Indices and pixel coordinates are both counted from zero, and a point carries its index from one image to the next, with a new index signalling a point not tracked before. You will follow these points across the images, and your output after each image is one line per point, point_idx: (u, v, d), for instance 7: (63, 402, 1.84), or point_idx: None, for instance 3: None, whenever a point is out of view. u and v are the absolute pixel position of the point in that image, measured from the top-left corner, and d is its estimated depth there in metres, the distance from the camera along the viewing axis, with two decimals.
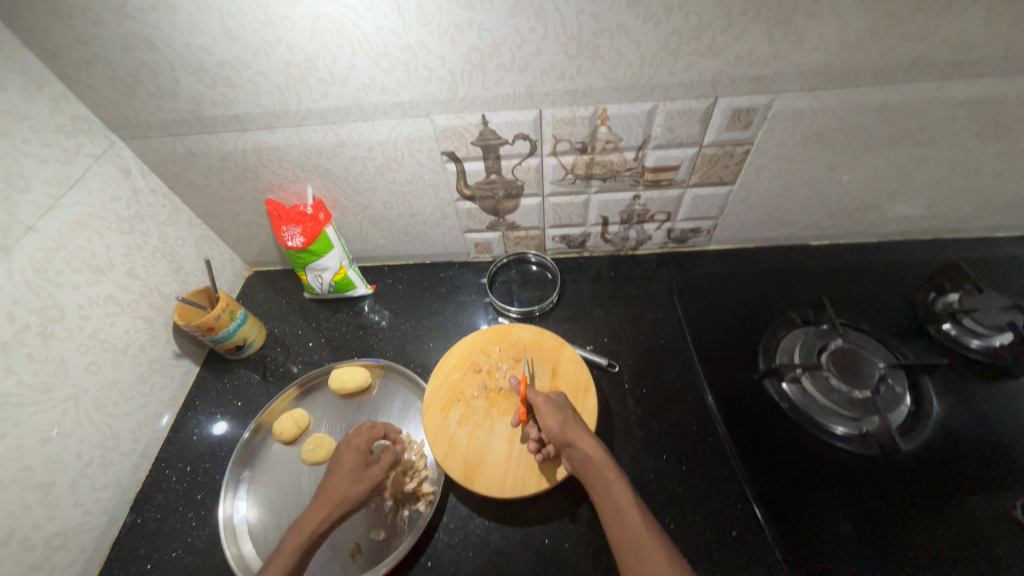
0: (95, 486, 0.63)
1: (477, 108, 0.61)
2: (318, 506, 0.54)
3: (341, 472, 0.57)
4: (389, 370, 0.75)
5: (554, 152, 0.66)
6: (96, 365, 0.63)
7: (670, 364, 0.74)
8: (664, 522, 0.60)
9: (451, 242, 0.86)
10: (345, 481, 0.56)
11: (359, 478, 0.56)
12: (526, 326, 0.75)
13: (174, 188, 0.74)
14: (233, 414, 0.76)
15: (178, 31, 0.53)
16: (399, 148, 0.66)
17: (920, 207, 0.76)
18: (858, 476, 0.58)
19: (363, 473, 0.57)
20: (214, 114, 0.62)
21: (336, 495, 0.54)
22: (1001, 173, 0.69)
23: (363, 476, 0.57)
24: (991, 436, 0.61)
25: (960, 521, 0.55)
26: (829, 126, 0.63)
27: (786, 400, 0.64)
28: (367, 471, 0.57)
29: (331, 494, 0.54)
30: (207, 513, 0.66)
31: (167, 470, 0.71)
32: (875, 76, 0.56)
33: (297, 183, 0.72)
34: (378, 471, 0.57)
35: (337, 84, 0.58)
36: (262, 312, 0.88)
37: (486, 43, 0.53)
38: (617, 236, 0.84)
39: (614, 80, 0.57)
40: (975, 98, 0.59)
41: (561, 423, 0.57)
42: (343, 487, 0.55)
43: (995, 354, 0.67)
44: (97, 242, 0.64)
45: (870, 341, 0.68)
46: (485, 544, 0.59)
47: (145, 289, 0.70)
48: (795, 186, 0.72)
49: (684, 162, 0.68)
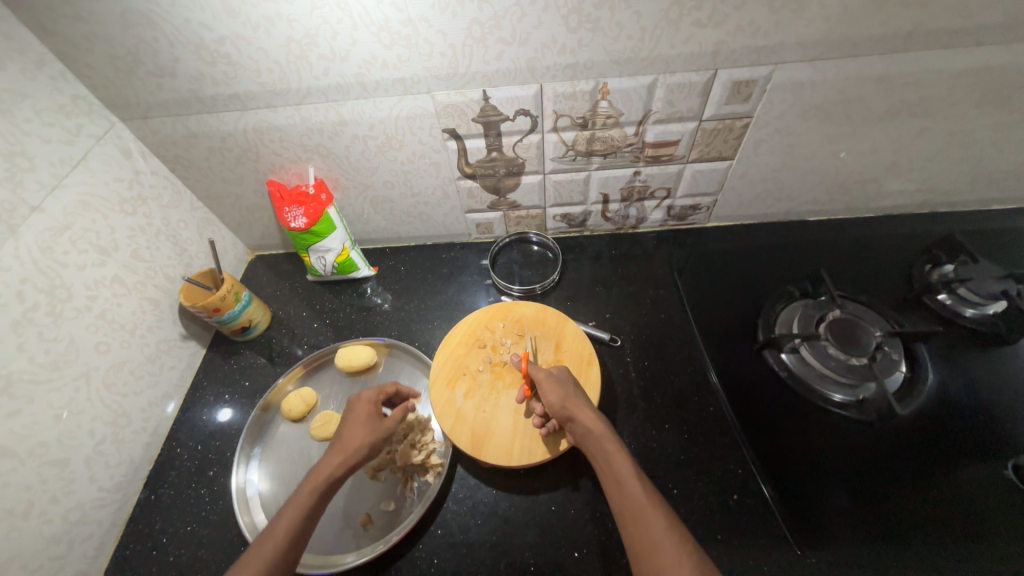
0: (109, 463, 0.64)
1: (478, 83, 0.61)
2: (335, 453, 0.54)
3: (355, 422, 0.58)
4: (394, 349, 0.76)
5: (555, 128, 0.67)
6: (105, 345, 0.64)
7: (671, 338, 0.76)
8: (667, 488, 0.61)
9: (452, 222, 0.86)
10: (360, 430, 0.56)
11: (374, 427, 0.57)
12: (528, 303, 0.76)
13: (175, 171, 0.74)
14: (241, 394, 0.77)
15: (177, 6, 0.53)
16: (401, 126, 0.66)
17: (916, 180, 0.77)
18: (855, 440, 0.60)
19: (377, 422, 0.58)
20: (215, 93, 0.62)
21: (352, 442, 0.55)
22: (997, 144, 0.70)
23: (378, 425, 0.57)
24: (984, 400, 0.63)
25: (953, 480, 0.57)
26: (828, 98, 0.63)
27: (785, 369, 0.65)
28: (381, 421, 0.58)
29: (348, 441, 0.55)
30: (220, 489, 0.67)
31: (179, 448, 0.72)
32: (873, 46, 0.57)
33: (298, 164, 0.72)
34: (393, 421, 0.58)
35: (337, 60, 0.58)
36: (266, 295, 0.88)
37: (487, 17, 0.53)
38: (617, 214, 0.84)
39: (615, 53, 0.57)
40: (972, 68, 0.59)
41: (562, 397, 0.58)
42: (358, 435, 0.56)
43: (987, 323, 0.69)
44: (102, 223, 0.64)
45: (867, 312, 0.70)
46: (493, 511, 0.61)
47: (150, 271, 0.70)
48: (794, 160, 0.73)
49: (684, 137, 0.68)
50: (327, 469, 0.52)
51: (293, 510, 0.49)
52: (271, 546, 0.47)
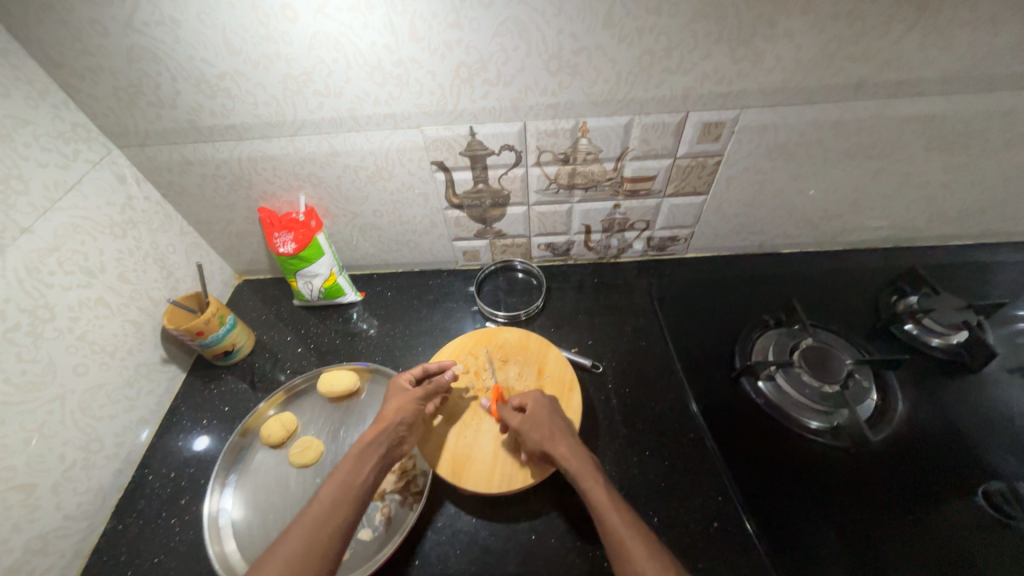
0: (77, 490, 0.62)
1: (466, 120, 0.65)
2: (373, 427, 0.58)
3: (390, 401, 0.62)
4: (378, 374, 0.76)
5: (538, 162, 0.70)
6: (84, 367, 0.63)
7: (651, 364, 0.77)
8: (648, 516, 0.61)
9: (440, 250, 0.88)
10: (392, 405, 0.61)
11: (403, 400, 0.61)
12: (512, 329, 0.77)
13: (168, 196, 0.75)
14: (219, 420, 0.76)
15: (181, 43, 0.56)
16: (391, 158, 0.69)
17: (878, 217, 0.81)
18: (832, 468, 0.61)
19: (405, 395, 0.62)
20: (212, 123, 0.64)
21: (384, 415, 0.59)
22: (949, 184, 0.75)
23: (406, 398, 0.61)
24: (953, 427, 0.64)
25: (929, 507, 0.58)
26: (791, 139, 0.68)
27: (762, 397, 0.67)
28: (409, 393, 0.62)
29: (382, 416, 0.59)
30: (191, 518, 0.65)
31: (151, 476, 0.70)
32: (828, 94, 0.62)
33: (290, 192, 0.75)
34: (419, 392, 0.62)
35: (332, 96, 0.61)
36: (250, 319, 0.88)
37: (474, 60, 0.57)
38: (599, 244, 0.87)
39: (593, 95, 0.62)
40: (919, 115, 0.65)
41: (538, 439, 0.57)
42: (389, 409, 0.60)
43: (952, 352, 0.72)
44: (91, 245, 0.65)
45: (838, 340, 0.72)
46: (473, 541, 0.60)
47: (135, 293, 0.71)
48: (764, 196, 0.77)
49: (660, 173, 0.72)
50: (363, 440, 0.56)
51: (335, 478, 0.53)
52: (318, 508, 0.50)
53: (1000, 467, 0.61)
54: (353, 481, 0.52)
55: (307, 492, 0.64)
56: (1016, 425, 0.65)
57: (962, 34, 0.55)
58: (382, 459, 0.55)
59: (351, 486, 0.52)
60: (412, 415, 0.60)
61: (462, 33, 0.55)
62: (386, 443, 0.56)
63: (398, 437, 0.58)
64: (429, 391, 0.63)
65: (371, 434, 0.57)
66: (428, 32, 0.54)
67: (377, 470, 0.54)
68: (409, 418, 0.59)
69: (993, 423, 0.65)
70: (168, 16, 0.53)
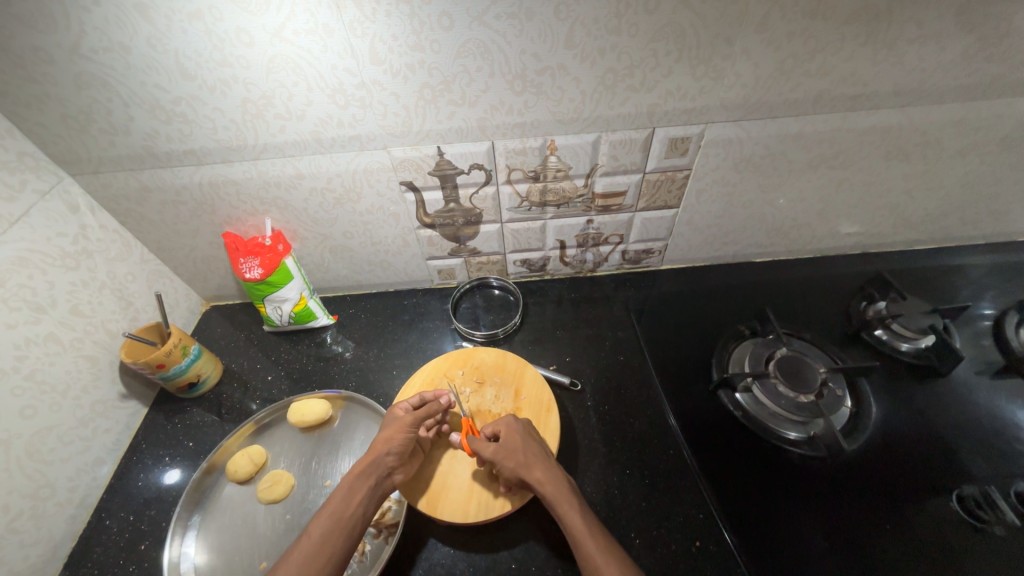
0: (23, 542, 0.58)
1: (433, 139, 0.64)
2: (363, 457, 0.57)
3: (383, 428, 0.60)
4: (351, 401, 0.74)
5: (509, 180, 0.70)
6: (32, 410, 0.60)
7: (630, 379, 0.76)
8: (630, 538, 0.60)
9: (414, 269, 0.87)
10: (382, 433, 0.59)
11: (394, 427, 0.59)
12: (489, 349, 0.76)
13: (126, 224, 0.73)
14: (183, 456, 0.72)
15: (132, 70, 0.54)
16: (359, 179, 0.68)
17: (846, 224, 0.83)
18: (811, 479, 0.61)
19: (396, 422, 0.60)
20: (169, 149, 0.62)
21: (374, 444, 0.58)
22: (910, 191, 0.77)
23: (397, 426, 0.59)
24: (926, 432, 0.65)
25: (904, 515, 0.58)
26: (756, 152, 0.69)
27: (740, 409, 0.67)
28: (400, 418, 0.61)
29: (373, 445, 0.58)
30: (151, 565, 0.62)
31: (108, 520, 0.66)
32: (788, 109, 0.63)
33: (255, 216, 0.73)
34: (410, 419, 0.60)
35: (294, 119, 0.60)
36: (218, 347, 0.85)
37: (437, 81, 0.57)
38: (575, 258, 0.87)
39: (560, 113, 0.62)
40: (876, 126, 0.66)
41: (513, 467, 0.55)
42: (380, 437, 0.59)
43: (922, 356, 0.73)
44: (39, 279, 0.62)
45: (811, 348, 0.73)
46: (450, 573, 0.58)
47: (90, 327, 0.68)
48: (734, 207, 0.78)
49: (631, 188, 0.72)
50: (353, 471, 0.55)
51: (324, 513, 0.52)
52: (305, 545, 0.49)
53: (972, 470, 0.62)
54: (341, 516, 0.51)
55: (275, 530, 0.62)
56: (985, 426, 0.66)
57: (911, 50, 0.57)
58: (372, 490, 0.54)
59: (340, 521, 0.51)
60: (403, 441, 0.58)
61: (424, 54, 0.54)
62: (376, 474, 0.55)
63: (387, 467, 0.56)
64: (419, 415, 0.61)
65: (359, 466, 0.55)
66: (388, 55, 0.54)
67: (367, 501, 0.53)
68: (399, 448, 0.57)
69: (963, 425, 0.66)
70: (117, 43, 0.52)
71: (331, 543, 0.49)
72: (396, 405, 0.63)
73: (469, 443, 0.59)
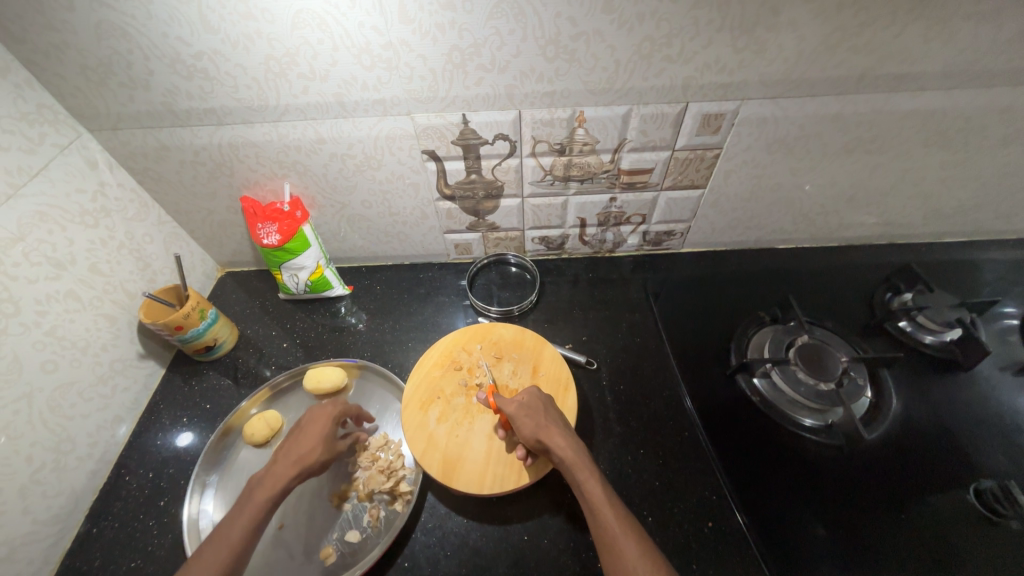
0: (47, 493, 0.60)
1: (458, 107, 0.62)
2: (288, 465, 0.54)
3: (312, 435, 0.58)
4: (366, 371, 0.74)
5: (533, 153, 0.68)
6: (53, 364, 0.61)
7: (647, 361, 0.75)
8: (642, 516, 0.60)
9: (431, 242, 0.86)
10: (313, 444, 0.56)
11: (327, 443, 0.57)
12: (506, 325, 0.76)
13: (143, 183, 0.72)
14: (200, 419, 0.73)
15: (154, 20, 0.52)
16: (380, 146, 0.66)
17: (873, 214, 0.81)
18: (826, 466, 0.60)
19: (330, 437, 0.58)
20: (189, 106, 0.61)
21: (301, 457, 0.55)
22: (945, 180, 0.75)
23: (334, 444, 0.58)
24: (945, 426, 0.64)
25: (919, 506, 0.57)
26: (791, 134, 0.67)
27: (758, 395, 0.66)
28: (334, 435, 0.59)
29: (303, 455, 0.55)
30: (170, 521, 0.63)
31: (128, 476, 0.68)
32: (830, 86, 0.61)
33: (274, 181, 0.71)
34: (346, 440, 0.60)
35: (317, 80, 0.58)
36: (234, 312, 0.85)
37: (467, 44, 0.55)
38: (595, 238, 0.86)
39: (591, 83, 0.60)
40: (920, 110, 0.64)
41: (532, 428, 0.56)
42: (310, 449, 0.56)
43: (945, 349, 0.72)
44: (59, 235, 0.61)
45: (833, 337, 0.72)
46: (463, 543, 0.58)
47: (109, 286, 0.68)
48: (761, 191, 0.76)
49: (657, 165, 0.70)
50: (274, 484, 0.52)
51: (235, 526, 0.49)
52: (214, 560, 0.47)
53: (990, 465, 0.61)
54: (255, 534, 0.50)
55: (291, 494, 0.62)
56: (1006, 422, 0.66)
57: (967, 27, 0.54)
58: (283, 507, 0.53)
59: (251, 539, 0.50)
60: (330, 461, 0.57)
61: (455, 14, 0.52)
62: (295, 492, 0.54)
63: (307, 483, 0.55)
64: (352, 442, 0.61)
65: (279, 482, 0.52)
66: (419, 13, 0.52)
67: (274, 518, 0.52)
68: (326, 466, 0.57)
69: (983, 420, 0.65)
70: None
71: (238, 563, 0.48)
72: (335, 415, 0.61)
73: (493, 401, 0.60)
